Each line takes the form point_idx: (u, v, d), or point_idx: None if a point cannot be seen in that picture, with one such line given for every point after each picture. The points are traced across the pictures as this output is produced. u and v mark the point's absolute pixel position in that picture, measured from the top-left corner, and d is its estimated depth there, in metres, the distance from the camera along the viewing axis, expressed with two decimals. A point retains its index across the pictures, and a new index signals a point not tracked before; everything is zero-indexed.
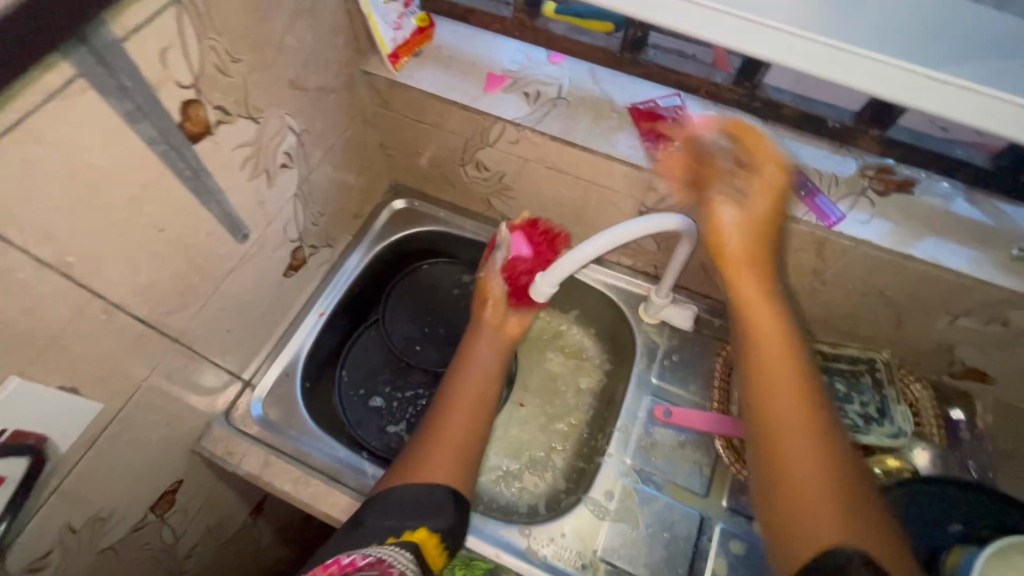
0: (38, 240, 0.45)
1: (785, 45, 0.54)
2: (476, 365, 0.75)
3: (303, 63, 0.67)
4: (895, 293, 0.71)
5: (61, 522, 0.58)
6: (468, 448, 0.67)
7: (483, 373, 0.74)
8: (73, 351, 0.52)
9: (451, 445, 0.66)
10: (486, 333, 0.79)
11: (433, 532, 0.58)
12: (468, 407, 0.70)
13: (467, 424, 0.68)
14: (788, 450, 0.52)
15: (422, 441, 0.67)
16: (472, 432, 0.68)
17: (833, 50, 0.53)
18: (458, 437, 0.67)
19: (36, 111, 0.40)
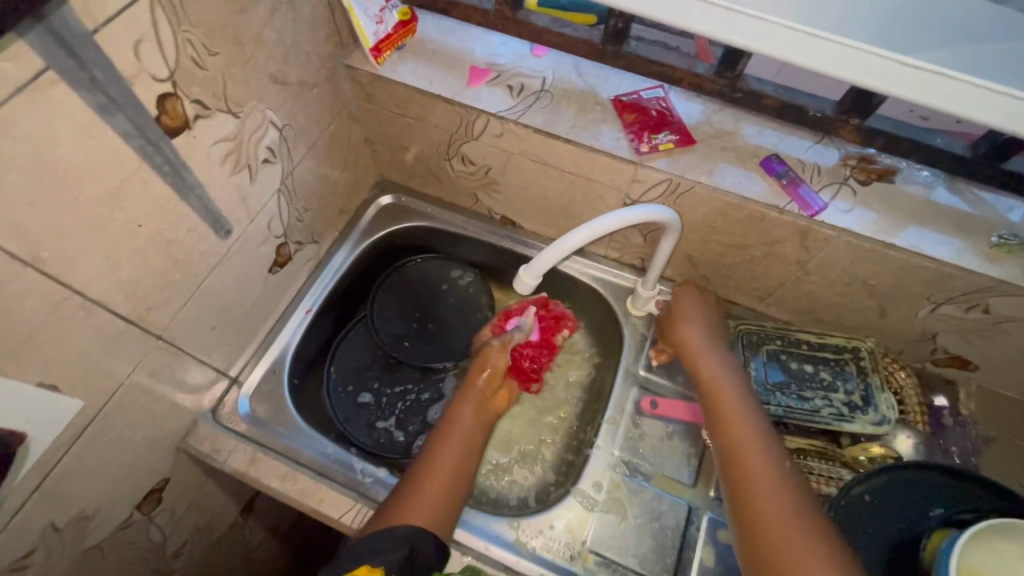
0: (11, 235, 0.44)
1: (759, 32, 0.55)
2: (465, 424, 0.74)
3: (283, 57, 0.67)
4: (878, 282, 0.71)
5: (43, 521, 0.58)
6: (450, 498, 0.65)
7: (469, 431, 0.73)
8: (50, 348, 0.51)
9: (435, 493, 0.64)
10: (475, 396, 0.78)
11: (376, 566, 0.55)
12: (454, 459, 0.69)
13: (453, 476, 0.67)
14: (761, 491, 0.56)
15: (402, 488, 0.65)
16: (456, 485, 0.67)
17: (806, 36, 0.53)
18: (443, 486, 0.65)
19: (5, 104, 0.40)
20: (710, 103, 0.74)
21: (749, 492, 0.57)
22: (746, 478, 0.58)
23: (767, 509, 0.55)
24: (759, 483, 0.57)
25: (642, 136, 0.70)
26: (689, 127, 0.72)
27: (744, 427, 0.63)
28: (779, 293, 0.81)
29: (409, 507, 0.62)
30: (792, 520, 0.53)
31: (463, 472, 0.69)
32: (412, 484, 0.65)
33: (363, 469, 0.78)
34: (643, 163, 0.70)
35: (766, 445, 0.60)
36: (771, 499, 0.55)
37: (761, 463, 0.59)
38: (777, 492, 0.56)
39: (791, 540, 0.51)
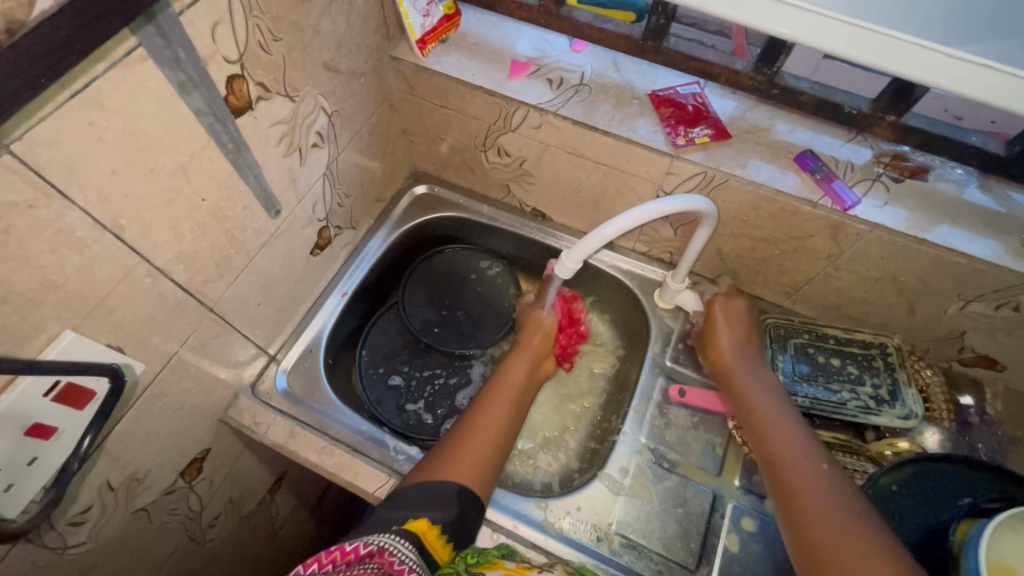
0: (96, 201, 0.47)
1: (809, 22, 0.56)
2: (515, 386, 0.77)
3: (337, 45, 0.70)
4: (908, 278, 0.72)
5: (101, 479, 0.61)
6: (500, 450, 0.68)
7: (517, 391, 0.76)
8: (119, 312, 0.54)
9: (485, 446, 0.66)
10: (529, 356, 0.82)
11: (434, 523, 0.55)
12: (502, 416, 0.71)
13: (502, 433, 0.69)
14: (801, 489, 0.58)
15: (458, 434, 0.67)
16: (506, 439, 0.70)
17: (851, 28, 0.55)
18: (492, 439, 0.68)
19: (101, 77, 0.43)
20: (745, 100, 0.76)
21: (789, 493, 0.58)
22: (787, 482, 0.59)
23: (806, 508, 0.56)
24: (798, 482, 0.58)
25: (678, 130, 0.73)
26: (725, 122, 0.74)
27: (780, 432, 0.64)
28: (806, 289, 0.83)
29: (465, 449, 0.65)
30: (833, 514, 0.54)
31: (508, 432, 0.71)
32: (464, 432, 0.68)
33: (396, 447, 0.80)
34: (679, 156, 0.72)
35: (803, 447, 0.62)
36: (808, 498, 0.56)
37: (800, 463, 0.60)
38: (816, 490, 0.57)
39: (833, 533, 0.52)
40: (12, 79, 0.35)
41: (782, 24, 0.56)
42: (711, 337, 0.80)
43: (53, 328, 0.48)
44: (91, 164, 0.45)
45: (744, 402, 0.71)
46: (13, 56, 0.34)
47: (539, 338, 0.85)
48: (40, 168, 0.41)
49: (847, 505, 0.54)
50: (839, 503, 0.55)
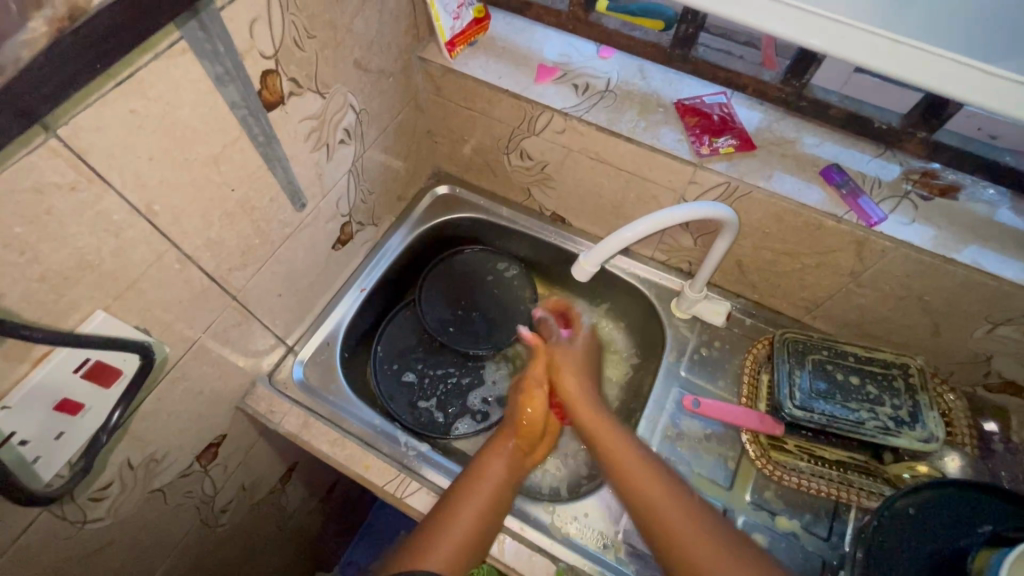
0: (133, 186, 0.49)
1: (848, 36, 0.55)
2: (497, 475, 0.72)
3: (368, 45, 0.71)
4: (934, 298, 0.71)
5: (122, 458, 0.63)
6: (473, 548, 0.65)
7: (501, 483, 0.71)
8: (147, 296, 0.56)
9: (460, 535, 0.64)
10: (511, 450, 0.76)
11: None
12: (477, 508, 0.67)
13: (475, 528, 0.65)
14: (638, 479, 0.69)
15: (432, 521, 0.66)
16: (484, 528, 0.66)
17: (892, 42, 0.54)
18: (466, 533, 0.65)
19: (145, 68, 0.45)
20: (772, 111, 0.75)
21: (665, 529, 0.64)
22: (662, 517, 0.65)
23: (687, 546, 0.62)
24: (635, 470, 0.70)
25: (703, 139, 0.72)
26: (750, 133, 0.73)
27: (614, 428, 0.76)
28: (827, 304, 0.81)
29: (435, 540, 0.63)
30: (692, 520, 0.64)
31: (492, 517, 0.68)
32: (440, 518, 0.66)
33: (407, 442, 0.80)
34: (702, 165, 0.72)
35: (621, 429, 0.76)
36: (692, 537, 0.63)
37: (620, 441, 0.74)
38: (682, 525, 0.64)
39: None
40: (67, 65, 0.37)
41: (821, 39, 0.56)
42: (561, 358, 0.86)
43: (86, 307, 0.50)
44: (130, 150, 0.47)
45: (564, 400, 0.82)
46: (70, 44, 0.36)
47: (524, 425, 0.79)
48: (83, 153, 0.43)
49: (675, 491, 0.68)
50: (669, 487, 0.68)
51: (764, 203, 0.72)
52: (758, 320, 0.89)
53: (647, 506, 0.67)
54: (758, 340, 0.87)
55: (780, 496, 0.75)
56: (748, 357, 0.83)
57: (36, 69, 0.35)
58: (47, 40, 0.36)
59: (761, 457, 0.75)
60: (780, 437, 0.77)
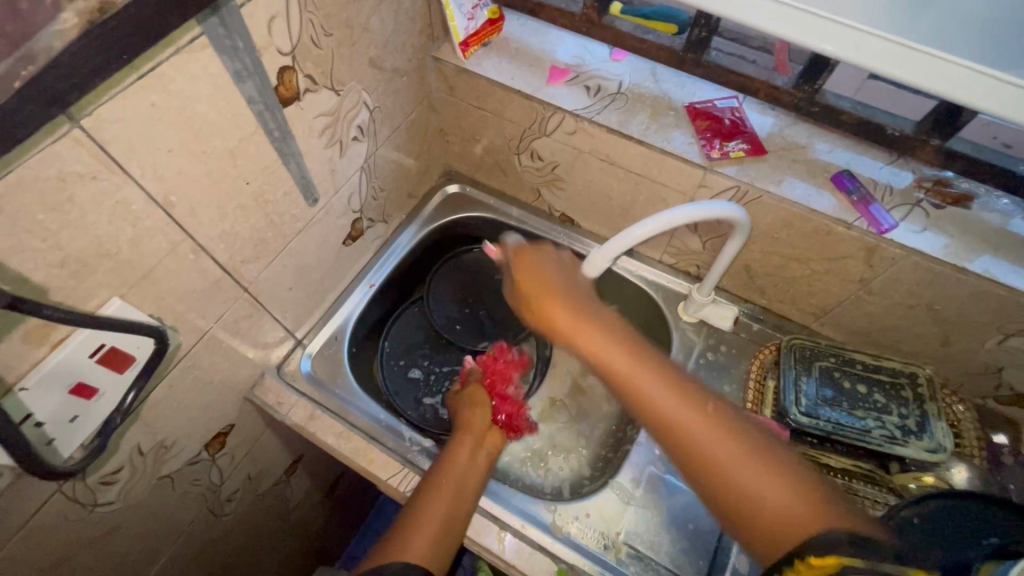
0: (152, 176, 0.50)
1: (858, 42, 0.55)
2: (459, 462, 0.72)
3: (383, 43, 0.72)
4: (944, 307, 0.70)
5: (132, 444, 0.64)
6: (449, 537, 0.63)
7: (469, 462, 0.72)
8: (161, 285, 0.57)
9: (435, 522, 0.63)
10: (471, 437, 0.76)
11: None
12: (445, 502, 0.66)
13: (446, 523, 0.64)
14: (655, 396, 0.56)
15: (404, 518, 0.64)
16: (457, 517, 0.65)
17: (902, 48, 0.54)
18: (439, 525, 0.63)
19: (165, 62, 0.46)
20: (783, 116, 0.75)
21: (688, 444, 0.53)
22: (678, 428, 0.54)
23: (743, 478, 0.50)
24: (657, 396, 0.56)
25: (714, 143, 0.72)
26: (761, 138, 0.73)
27: (608, 346, 0.61)
28: (836, 312, 0.81)
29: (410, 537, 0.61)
30: (727, 440, 0.53)
31: (463, 506, 0.67)
32: (412, 515, 0.64)
33: (411, 437, 0.81)
34: (712, 169, 0.72)
35: (604, 331, 0.62)
36: (725, 456, 0.52)
37: (619, 359, 0.59)
38: (726, 451, 0.52)
39: (769, 491, 0.49)
40: (95, 59, 0.38)
41: (831, 44, 0.56)
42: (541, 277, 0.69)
43: (103, 294, 0.51)
44: (150, 141, 0.48)
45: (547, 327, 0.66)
46: (98, 35, 0.38)
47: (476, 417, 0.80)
48: (106, 144, 0.44)
49: (709, 411, 0.54)
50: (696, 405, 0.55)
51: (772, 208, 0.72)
52: (765, 325, 0.88)
53: (675, 435, 0.54)
54: (765, 346, 0.87)
55: None
56: (754, 362, 0.83)
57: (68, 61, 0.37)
58: (80, 31, 0.37)
59: None
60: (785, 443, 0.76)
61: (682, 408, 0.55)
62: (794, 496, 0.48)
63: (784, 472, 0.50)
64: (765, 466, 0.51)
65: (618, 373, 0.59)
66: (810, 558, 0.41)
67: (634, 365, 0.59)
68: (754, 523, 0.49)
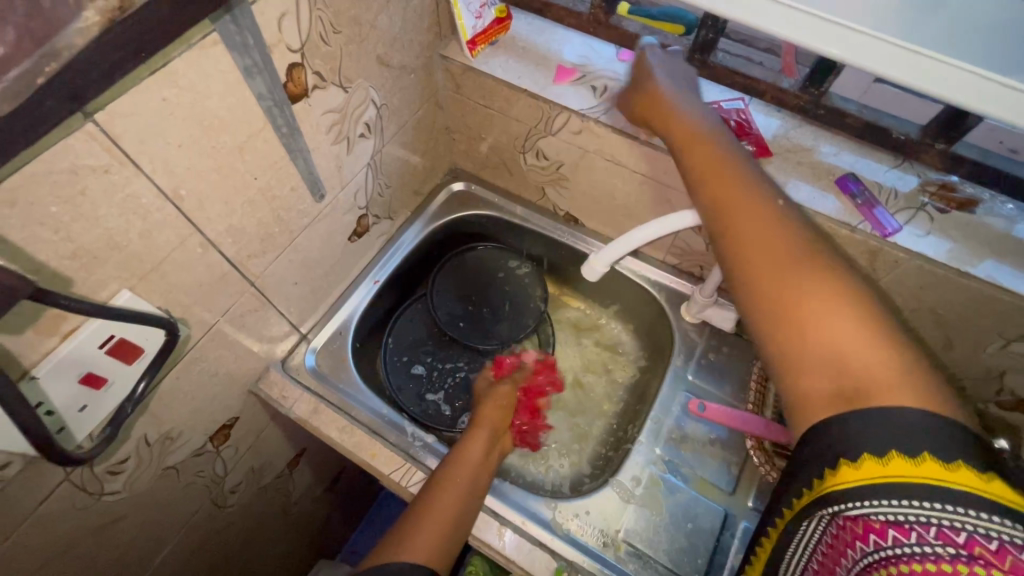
0: (162, 171, 0.50)
1: (863, 44, 0.55)
2: (472, 461, 0.72)
3: (391, 41, 0.73)
4: (947, 311, 0.70)
5: (139, 434, 0.65)
6: (456, 533, 0.63)
7: (479, 463, 0.72)
8: (170, 278, 0.57)
9: (444, 519, 0.63)
10: (487, 436, 0.77)
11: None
12: (455, 499, 0.66)
13: (454, 521, 0.64)
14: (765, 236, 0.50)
15: (413, 511, 0.64)
16: (464, 517, 0.65)
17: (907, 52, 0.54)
18: (447, 522, 0.63)
19: (177, 58, 0.46)
20: (789, 118, 0.75)
21: (779, 290, 0.47)
22: (765, 275, 0.48)
23: (840, 335, 0.44)
24: (760, 239, 0.50)
25: None
26: (767, 140, 0.73)
27: (735, 174, 0.54)
28: None
29: (419, 530, 0.61)
30: (844, 301, 0.45)
31: (470, 504, 0.67)
32: (422, 508, 0.64)
33: (413, 433, 0.82)
34: None
35: (738, 165, 0.55)
36: (831, 310, 0.45)
37: (744, 194, 0.52)
38: (826, 305, 0.45)
39: (868, 359, 0.42)
40: (113, 55, 0.39)
41: (836, 47, 0.56)
42: (660, 105, 0.63)
43: (112, 286, 0.52)
44: (161, 136, 0.48)
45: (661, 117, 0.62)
46: (118, 33, 0.38)
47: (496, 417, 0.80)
48: (117, 138, 0.45)
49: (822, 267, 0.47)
50: (809, 258, 0.48)
51: None
52: None
53: (765, 273, 0.48)
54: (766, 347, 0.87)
55: None
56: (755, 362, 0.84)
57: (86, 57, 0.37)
58: (102, 29, 0.37)
59: (765, 463, 0.75)
60: (785, 445, 0.76)
61: (792, 257, 0.48)
62: (908, 367, 0.42)
63: (911, 357, 0.43)
64: (884, 330, 0.44)
65: (720, 199, 0.53)
66: (840, 465, 0.42)
67: (752, 204, 0.52)
68: (828, 381, 0.43)
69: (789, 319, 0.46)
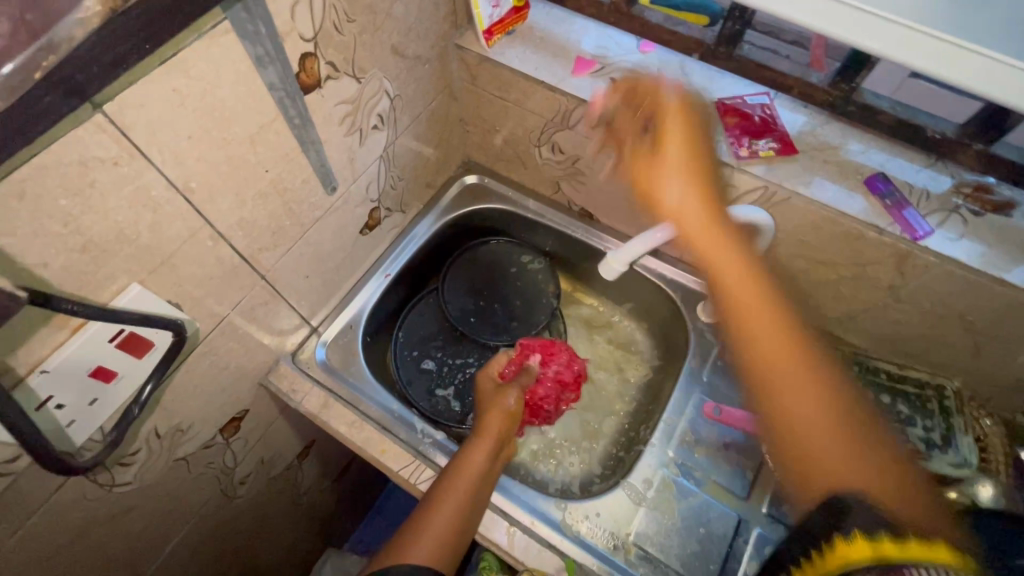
0: (172, 163, 0.49)
1: (906, 40, 0.52)
2: (475, 467, 0.68)
3: (406, 31, 0.71)
4: (977, 319, 0.68)
5: (149, 427, 0.65)
6: (454, 544, 0.62)
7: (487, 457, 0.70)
8: (180, 270, 0.57)
9: (442, 533, 0.61)
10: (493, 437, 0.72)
11: None
12: (455, 509, 0.64)
13: (453, 533, 0.62)
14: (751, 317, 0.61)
15: (411, 520, 0.63)
16: (463, 527, 0.64)
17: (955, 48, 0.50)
18: (445, 536, 0.61)
19: (187, 47, 0.45)
20: (816, 114, 0.73)
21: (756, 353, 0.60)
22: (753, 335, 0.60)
23: (805, 416, 0.56)
24: (748, 315, 0.61)
25: (742, 141, 0.70)
26: (792, 137, 0.71)
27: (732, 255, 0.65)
28: (861, 318, 0.79)
29: (415, 543, 0.60)
30: (815, 391, 0.57)
31: (471, 512, 0.65)
32: (420, 519, 0.62)
33: (422, 430, 0.81)
34: (739, 168, 0.70)
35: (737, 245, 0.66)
36: (803, 399, 0.57)
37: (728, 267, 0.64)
38: (809, 408, 0.56)
39: (835, 451, 0.54)
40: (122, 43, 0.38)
41: (877, 42, 0.53)
42: (653, 173, 0.69)
43: (122, 279, 0.51)
44: (171, 127, 0.47)
45: (660, 160, 0.68)
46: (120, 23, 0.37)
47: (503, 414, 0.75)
48: (127, 130, 0.44)
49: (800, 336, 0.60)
50: (790, 327, 0.60)
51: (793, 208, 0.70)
52: None
53: (743, 329, 0.61)
54: None
55: None
56: None
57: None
58: (103, 20, 0.36)
59: None
60: None
61: (774, 338, 0.59)
62: (860, 443, 0.54)
63: (863, 434, 0.55)
64: (844, 404, 0.56)
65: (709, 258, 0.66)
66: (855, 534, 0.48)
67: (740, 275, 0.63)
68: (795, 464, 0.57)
69: (767, 391, 0.58)
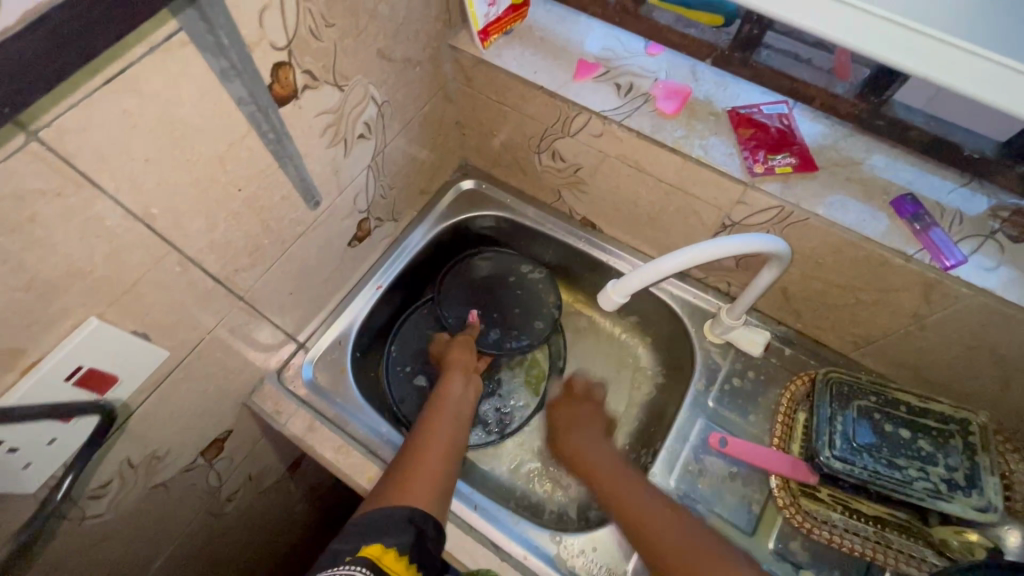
0: (128, 190, 0.45)
1: (956, 62, 0.47)
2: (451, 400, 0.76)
3: (393, 33, 0.65)
4: (1010, 353, 0.62)
5: (121, 457, 0.61)
6: (451, 467, 0.67)
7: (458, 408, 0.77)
8: (146, 299, 0.53)
9: (437, 456, 0.67)
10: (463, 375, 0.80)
11: (389, 547, 0.55)
12: (446, 435, 0.70)
13: (447, 454, 0.68)
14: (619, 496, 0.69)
15: (406, 451, 0.67)
16: (454, 449, 0.69)
17: (1004, 71, 0.46)
18: (440, 455, 0.67)
19: (136, 64, 0.40)
20: (838, 126, 0.67)
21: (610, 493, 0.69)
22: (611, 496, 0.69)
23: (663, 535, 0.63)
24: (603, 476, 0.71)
25: (757, 155, 0.64)
26: (812, 151, 0.65)
27: (601, 458, 0.74)
28: (880, 343, 0.73)
29: (415, 467, 0.64)
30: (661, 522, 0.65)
31: (459, 439, 0.71)
32: (415, 447, 0.67)
33: None
34: (754, 185, 0.64)
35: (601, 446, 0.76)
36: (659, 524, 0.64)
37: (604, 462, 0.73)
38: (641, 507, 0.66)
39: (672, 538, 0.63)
40: (56, 59, 0.33)
41: (916, 61, 0.48)
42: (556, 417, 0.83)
43: (79, 313, 0.47)
44: (123, 150, 0.43)
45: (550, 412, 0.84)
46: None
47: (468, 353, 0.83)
48: (70, 157, 0.40)
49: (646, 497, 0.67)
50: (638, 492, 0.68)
51: (808, 230, 0.65)
52: (798, 351, 0.81)
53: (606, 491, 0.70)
54: (798, 375, 0.79)
55: (808, 548, 0.69)
56: (783, 394, 0.76)
57: (22, 60, 0.31)
58: None
59: (789, 504, 0.70)
60: (813, 485, 0.70)
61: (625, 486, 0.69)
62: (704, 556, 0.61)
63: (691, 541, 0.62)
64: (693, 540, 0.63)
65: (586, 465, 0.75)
66: None
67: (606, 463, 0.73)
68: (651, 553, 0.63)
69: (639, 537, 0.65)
